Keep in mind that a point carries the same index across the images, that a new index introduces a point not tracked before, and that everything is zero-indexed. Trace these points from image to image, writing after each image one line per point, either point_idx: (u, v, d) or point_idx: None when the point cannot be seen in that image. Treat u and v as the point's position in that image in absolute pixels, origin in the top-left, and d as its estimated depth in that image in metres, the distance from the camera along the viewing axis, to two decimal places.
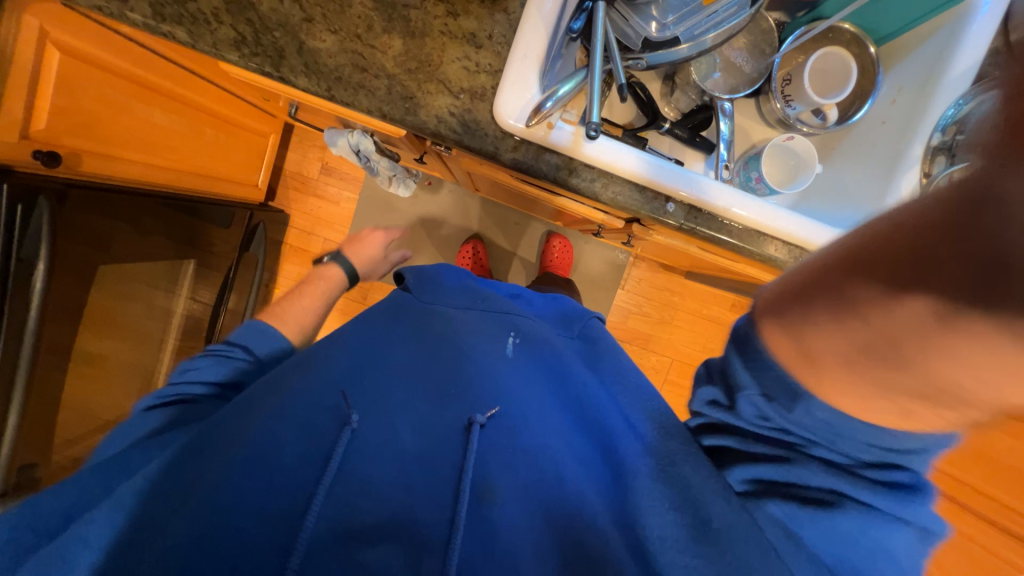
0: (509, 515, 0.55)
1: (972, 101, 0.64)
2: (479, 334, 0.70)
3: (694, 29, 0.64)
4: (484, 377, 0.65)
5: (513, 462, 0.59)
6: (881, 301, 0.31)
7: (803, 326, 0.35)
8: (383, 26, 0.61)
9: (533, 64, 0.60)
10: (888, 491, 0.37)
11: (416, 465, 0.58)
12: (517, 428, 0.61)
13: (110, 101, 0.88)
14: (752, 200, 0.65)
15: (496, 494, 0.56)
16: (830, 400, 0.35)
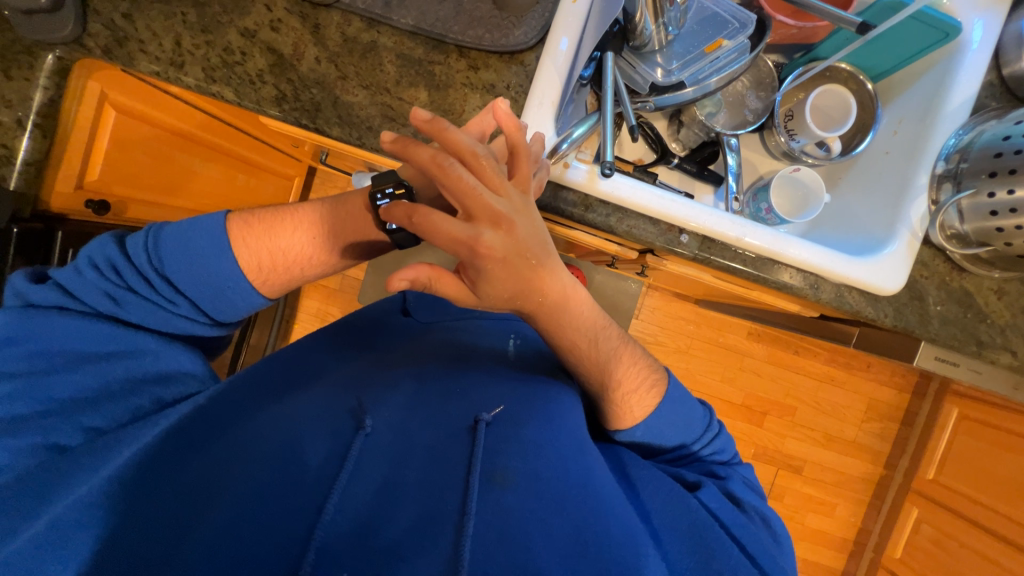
0: (520, 513, 0.53)
1: (971, 132, 0.67)
2: (498, 361, 0.71)
3: (698, 73, 0.69)
4: (487, 387, 0.65)
5: (522, 451, 0.58)
6: (603, 358, 0.63)
7: (582, 368, 0.63)
8: (410, 80, 0.66)
9: (548, 110, 0.65)
10: (711, 463, 0.69)
11: (423, 471, 0.55)
12: (538, 442, 0.59)
13: (156, 152, 0.97)
14: (764, 230, 0.67)
15: (506, 484, 0.54)
16: (622, 407, 0.66)
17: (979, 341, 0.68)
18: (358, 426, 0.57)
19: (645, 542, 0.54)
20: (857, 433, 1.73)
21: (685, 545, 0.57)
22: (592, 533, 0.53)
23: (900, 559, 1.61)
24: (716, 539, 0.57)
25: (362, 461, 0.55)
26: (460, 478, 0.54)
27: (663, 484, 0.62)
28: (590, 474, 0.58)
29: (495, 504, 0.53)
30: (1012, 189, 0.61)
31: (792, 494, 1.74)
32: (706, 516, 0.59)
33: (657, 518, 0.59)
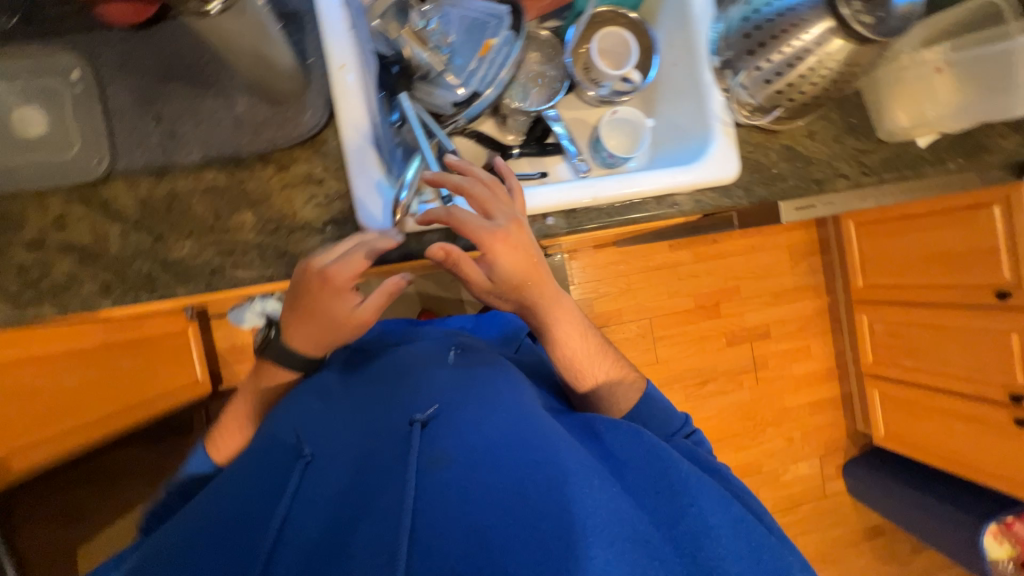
0: (464, 487, 0.53)
1: (723, 21, 0.73)
2: (428, 364, 0.72)
3: (485, 76, 0.70)
4: (425, 387, 0.66)
5: (464, 430, 0.59)
6: (586, 345, 0.72)
7: (563, 359, 0.71)
8: (229, 208, 0.64)
9: (373, 169, 0.66)
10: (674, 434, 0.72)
11: (368, 486, 0.56)
12: (479, 419, 0.60)
13: (35, 388, 0.86)
14: (611, 180, 0.73)
15: (441, 461, 0.55)
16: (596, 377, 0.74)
17: (816, 182, 0.79)
18: (304, 455, 0.62)
19: (598, 479, 0.53)
20: (793, 280, 1.90)
21: (655, 488, 0.57)
22: (537, 495, 0.51)
23: (874, 361, 1.75)
24: (674, 481, 0.57)
25: (312, 497, 0.58)
26: (402, 488, 0.54)
27: (627, 436, 0.63)
28: (530, 433, 0.58)
29: (436, 484, 0.53)
30: (770, 57, 0.67)
31: (772, 356, 1.90)
32: (664, 460, 0.60)
33: (621, 463, 0.60)
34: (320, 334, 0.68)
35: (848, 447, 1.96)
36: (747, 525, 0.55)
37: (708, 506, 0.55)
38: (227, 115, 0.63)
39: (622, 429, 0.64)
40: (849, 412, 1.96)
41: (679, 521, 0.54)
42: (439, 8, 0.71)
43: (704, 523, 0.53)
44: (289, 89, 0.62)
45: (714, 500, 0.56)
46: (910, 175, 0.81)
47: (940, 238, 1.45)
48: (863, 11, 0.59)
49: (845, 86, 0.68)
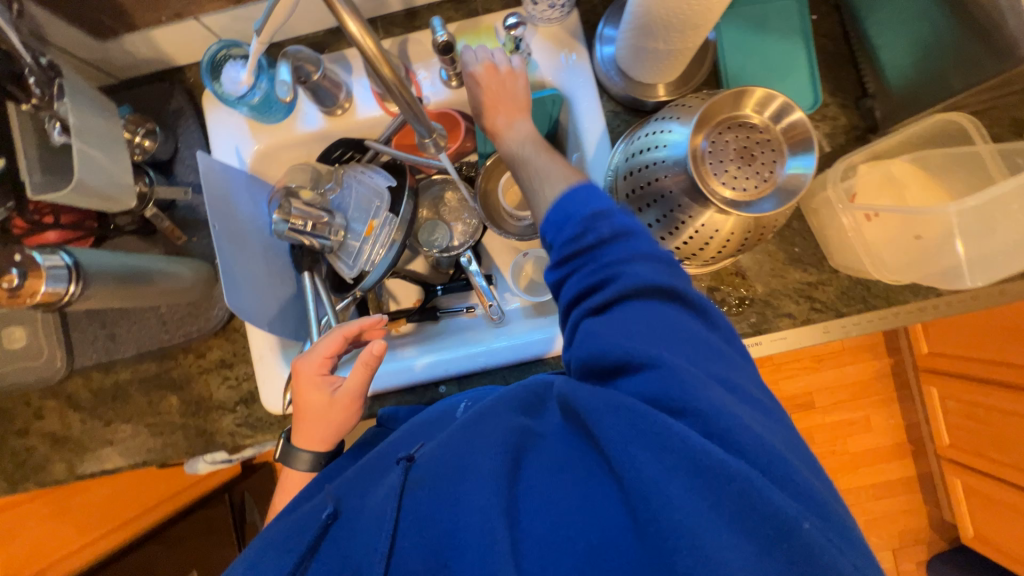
0: (433, 511, 0.40)
1: (614, 168, 0.66)
2: (423, 425, 0.58)
3: (371, 253, 0.74)
4: (424, 433, 0.56)
5: (450, 456, 0.43)
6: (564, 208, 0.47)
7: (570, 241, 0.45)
8: (158, 394, 0.74)
9: (271, 355, 0.71)
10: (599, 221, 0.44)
11: (366, 523, 0.45)
12: (468, 434, 0.44)
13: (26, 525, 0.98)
14: (501, 346, 0.72)
15: (420, 482, 0.43)
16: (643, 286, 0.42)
17: (752, 324, 0.69)
18: (324, 514, 0.49)
19: (566, 481, 0.38)
20: (842, 341, 1.55)
21: (653, 448, 0.35)
22: (476, 496, 0.38)
23: (951, 445, 1.44)
24: (676, 431, 0.35)
25: (325, 548, 0.46)
26: (379, 519, 0.43)
27: (590, 394, 0.39)
28: (476, 440, 0.42)
29: (410, 509, 0.41)
30: (659, 216, 0.59)
31: (820, 430, 1.58)
32: (704, 388, 0.37)
33: (606, 427, 0.37)
34: (328, 427, 0.62)
35: (935, 540, 1.57)
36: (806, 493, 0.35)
37: (702, 505, 0.32)
38: (153, 316, 0.72)
39: (582, 391, 0.40)
40: (933, 498, 1.56)
41: (726, 492, 0.33)
42: (342, 183, 0.76)
43: (691, 516, 0.32)
44: (196, 293, 0.70)
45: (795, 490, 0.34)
46: (880, 307, 0.67)
47: (1022, 307, 1.14)
48: (742, 176, 0.54)
49: (743, 250, 0.60)
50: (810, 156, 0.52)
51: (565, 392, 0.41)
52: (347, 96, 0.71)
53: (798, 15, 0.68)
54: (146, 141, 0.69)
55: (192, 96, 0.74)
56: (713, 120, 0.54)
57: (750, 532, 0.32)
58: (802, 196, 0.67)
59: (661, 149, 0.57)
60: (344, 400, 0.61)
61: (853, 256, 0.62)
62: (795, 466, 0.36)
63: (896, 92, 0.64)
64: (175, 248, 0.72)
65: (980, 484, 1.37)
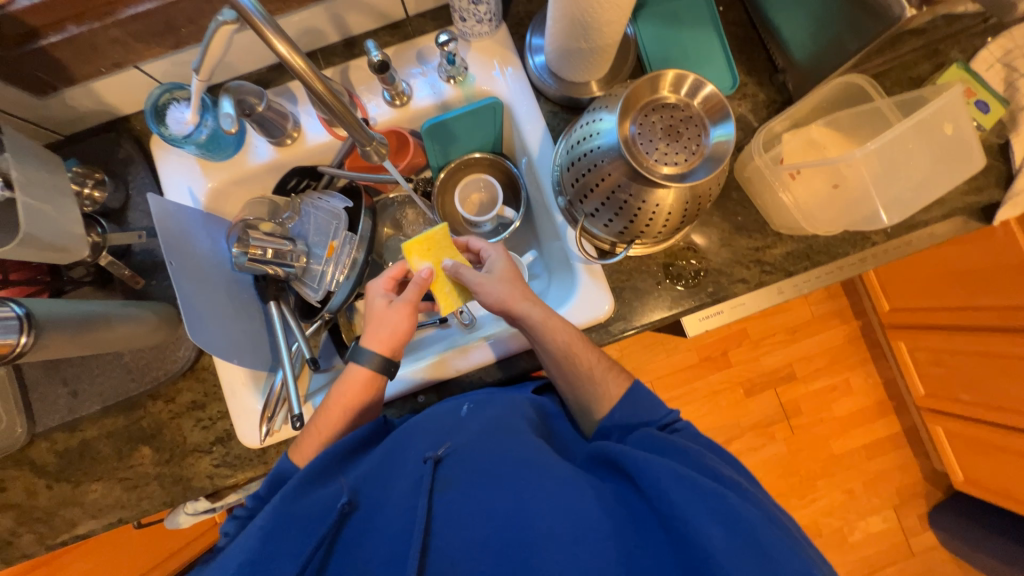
0: (483, 517, 0.47)
1: (558, 163, 0.70)
2: (433, 418, 0.61)
3: (337, 274, 0.75)
4: (435, 427, 0.59)
5: (495, 476, 0.50)
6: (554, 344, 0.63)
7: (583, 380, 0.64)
8: (129, 446, 0.71)
9: (244, 389, 0.71)
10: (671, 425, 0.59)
11: (396, 512, 0.50)
12: (515, 464, 0.51)
13: None
14: (475, 347, 0.73)
15: (450, 485, 0.51)
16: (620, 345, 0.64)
17: (710, 293, 0.72)
18: (340, 502, 0.52)
19: (609, 512, 0.47)
20: (811, 310, 1.61)
21: (722, 525, 0.42)
22: (532, 525, 0.45)
23: (927, 395, 1.50)
24: (742, 515, 0.43)
25: (345, 541, 0.50)
26: (412, 513, 0.49)
27: (643, 457, 0.49)
28: (527, 468, 0.51)
29: (443, 509, 0.49)
30: (603, 200, 0.63)
31: (806, 400, 1.61)
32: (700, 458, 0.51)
33: (668, 485, 0.45)
34: (391, 330, 0.65)
35: (931, 492, 1.60)
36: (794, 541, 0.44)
37: (715, 529, 0.42)
38: (115, 365, 0.70)
39: (635, 455, 0.49)
40: (921, 450, 1.61)
41: (746, 533, 0.42)
42: (299, 212, 0.77)
43: (713, 540, 0.41)
44: (159, 336, 0.69)
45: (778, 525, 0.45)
46: (824, 262, 0.72)
47: (963, 253, 1.22)
48: (672, 151, 0.57)
49: (687, 221, 0.64)
50: (730, 123, 0.56)
51: (616, 451, 0.51)
52: (295, 126, 0.73)
53: (706, 6, 0.74)
54: (95, 191, 0.70)
55: (140, 143, 0.75)
56: (638, 104, 0.58)
57: (755, 559, 0.41)
58: (735, 167, 0.71)
59: (596, 136, 0.61)
60: (405, 306, 0.65)
61: (790, 217, 0.67)
62: (761, 496, 0.49)
63: (802, 64, 0.70)
64: (134, 293, 0.71)
65: (960, 428, 1.43)
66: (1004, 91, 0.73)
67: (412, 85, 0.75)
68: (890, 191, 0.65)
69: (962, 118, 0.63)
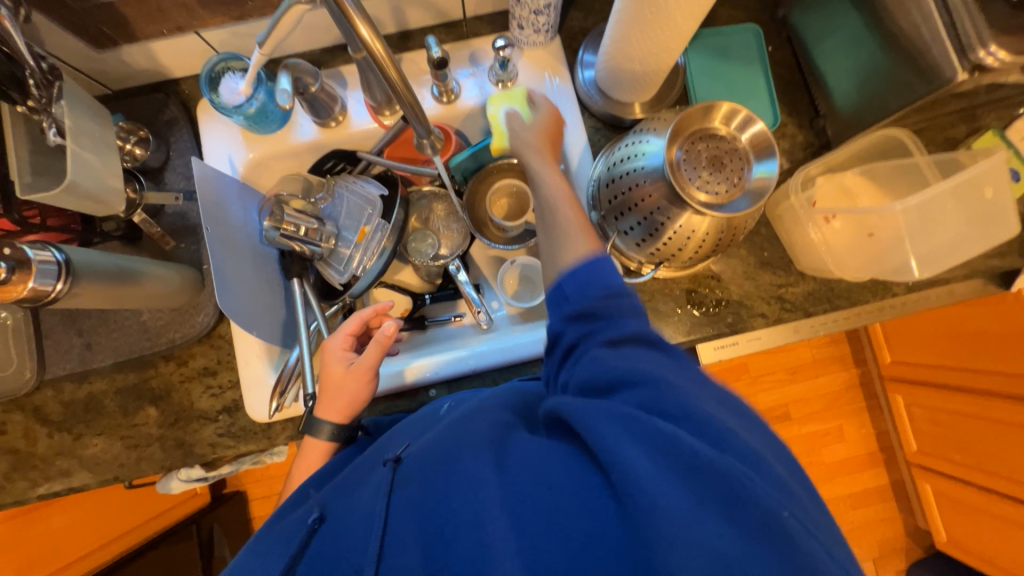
0: (426, 505, 0.40)
1: (596, 178, 0.71)
2: (408, 429, 0.57)
3: (363, 259, 0.76)
4: (410, 434, 0.56)
5: (442, 456, 0.43)
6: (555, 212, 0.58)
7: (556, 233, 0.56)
8: (135, 404, 0.71)
9: (258, 361, 0.71)
10: (622, 293, 0.49)
11: (352, 523, 0.45)
12: (462, 439, 0.44)
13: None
14: (493, 349, 0.74)
15: (409, 481, 0.44)
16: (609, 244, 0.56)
17: (729, 324, 0.73)
18: (311, 518, 0.49)
19: (559, 477, 0.38)
20: (813, 353, 1.62)
21: (650, 451, 0.36)
22: (466, 499, 0.39)
23: (919, 451, 1.50)
24: (667, 430, 0.37)
25: (311, 552, 0.45)
26: (369, 517, 0.43)
27: (576, 401, 0.41)
28: (475, 438, 0.43)
29: (395, 509, 0.42)
30: (638, 220, 0.63)
31: (797, 441, 1.61)
32: (658, 392, 0.41)
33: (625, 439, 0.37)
34: (344, 399, 0.63)
35: (911, 548, 1.60)
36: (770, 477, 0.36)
37: (690, 494, 0.34)
38: (134, 323, 0.71)
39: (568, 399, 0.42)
40: (906, 505, 1.61)
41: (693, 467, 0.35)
42: (333, 193, 0.78)
43: (685, 501, 0.33)
44: (182, 299, 0.69)
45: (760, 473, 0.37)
46: (844, 307, 0.73)
47: (971, 314, 1.24)
48: (714, 181, 0.59)
49: (718, 251, 0.65)
50: (773, 161, 0.58)
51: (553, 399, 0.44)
52: (342, 110, 0.74)
53: (757, 45, 0.76)
54: (137, 148, 0.72)
55: (186, 107, 0.76)
56: (686, 132, 0.59)
57: (705, 491, 0.34)
58: (768, 204, 0.72)
59: (640, 157, 0.62)
60: (359, 374, 0.63)
61: (818, 258, 0.68)
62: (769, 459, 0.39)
63: (845, 112, 0.71)
64: (162, 254, 0.72)
65: (948, 488, 1.43)
66: None
67: (461, 84, 0.76)
68: (923, 245, 0.65)
69: (1003, 182, 0.65)
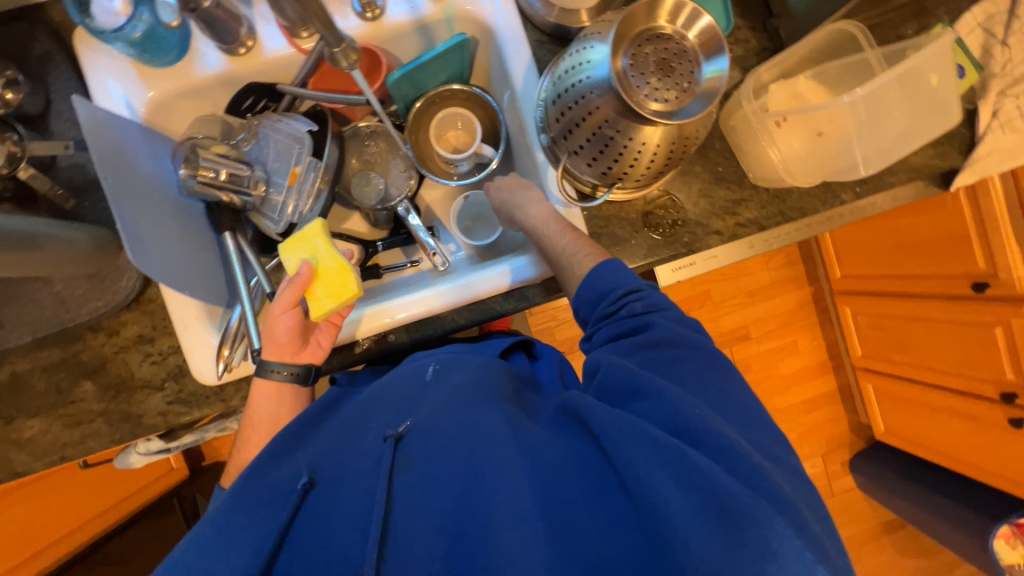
0: (437, 491, 0.48)
1: (541, 97, 0.66)
2: (395, 395, 0.60)
3: (299, 203, 0.70)
4: (397, 406, 0.58)
5: (455, 452, 0.50)
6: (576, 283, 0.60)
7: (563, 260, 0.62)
8: (68, 381, 0.66)
9: (197, 323, 0.66)
10: (628, 297, 0.55)
11: (354, 492, 0.50)
12: (476, 439, 0.51)
13: None
14: (448, 288, 0.70)
15: (412, 464, 0.50)
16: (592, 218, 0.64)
17: (685, 244, 0.72)
18: (301, 482, 0.52)
19: (566, 477, 0.47)
20: (770, 275, 1.69)
21: (684, 487, 0.41)
22: (490, 501, 0.46)
23: (863, 355, 1.62)
24: (702, 467, 0.41)
25: (306, 518, 0.50)
26: (372, 499, 0.48)
27: (604, 411, 0.47)
28: (488, 438, 0.50)
29: (401, 488, 0.49)
30: (586, 136, 0.60)
31: (756, 358, 1.71)
32: (667, 412, 0.46)
33: (632, 452, 0.44)
34: (279, 337, 0.61)
35: (854, 441, 1.79)
36: (780, 507, 0.41)
37: (677, 498, 0.41)
38: (47, 293, 0.64)
39: (596, 411, 0.48)
40: (851, 405, 1.77)
41: (723, 506, 0.40)
42: (257, 135, 0.70)
43: (673, 505, 0.41)
44: (97, 262, 0.63)
45: (769, 498, 0.41)
46: (796, 218, 0.73)
47: (915, 224, 1.29)
48: (663, 88, 0.55)
49: (671, 165, 0.63)
50: (724, 58, 0.54)
51: (578, 404, 0.50)
52: (249, 32, 0.65)
53: None
54: (8, 91, 0.60)
55: (60, 39, 0.64)
56: (631, 34, 0.55)
57: (722, 523, 0.40)
58: (721, 115, 0.70)
59: (586, 66, 0.57)
60: (278, 308, 0.61)
61: (770, 169, 0.67)
62: (773, 474, 0.43)
63: (797, 10, 0.68)
64: (62, 214, 0.63)
65: (888, 385, 1.57)
66: (977, 56, 0.74)
67: None
68: (869, 143, 0.66)
69: (948, 70, 0.65)
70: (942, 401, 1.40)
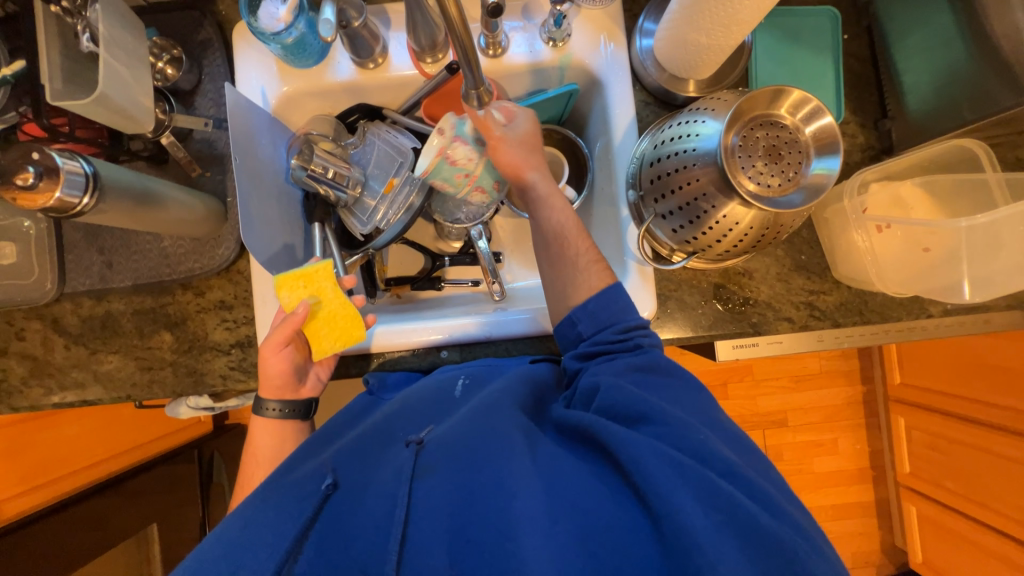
0: (460, 502, 0.43)
1: (639, 157, 0.68)
2: (416, 404, 0.58)
3: (390, 210, 0.74)
4: (420, 413, 0.56)
5: (475, 456, 0.46)
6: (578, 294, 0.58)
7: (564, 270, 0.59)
8: (151, 327, 0.72)
9: (274, 302, 0.70)
10: (636, 330, 0.55)
11: (376, 497, 0.46)
12: (496, 446, 0.47)
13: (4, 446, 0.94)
14: (509, 321, 0.71)
15: (434, 469, 0.46)
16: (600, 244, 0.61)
17: (753, 324, 0.70)
18: (325, 484, 0.49)
19: (592, 491, 0.43)
20: (821, 364, 1.60)
21: (704, 504, 0.38)
22: (512, 507, 0.42)
23: (911, 473, 1.50)
24: (725, 486, 0.39)
25: (327, 519, 0.46)
26: (391, 502, 0.45)
27: (621, 431, 0.43)
28: (507, 444, 0.47)
29: (421, 498, 0.44)
30: (678, 203, 0.61)
31: (790, 448, 1.61)
32: (694, 436, 0.43)
33: (663, 473, 0.40)
34: (271, 376, 0.62)
35: (883, 563, 1.64)
36: (789, 526, 0.39)
37: (719, 532, 0.37)
38: (155, 248, 0.70)
39: (612, 426, 0.44)
40: (886, 523, 1.63)
41: (739, 518, 0.38)
42: (364, 139, 0.75)
43: (703, 526, 0.37)
44: (204, 229, 0.68)
45: (802, 535, 0.39)
46: (875, 321, 0.70)
47: (996, 346, 1.20)
48: (768, 173, 0.55)
49: (758, 246, 0.62)
50: (836, 158, 0.54)
51: (591, 424, 0.46)
52: (382, 51, 0.71)
53: (831, 31, 0.71)
54: (168, 67, 0.69)
55: (221, 29, 0.72)
56: (746, 116, 0.56)
57: (759, 556, 0.37)
58: (816, 205, 0.69)
59: (693, 138, 0.58)
60: (271, 348, 0.60)
61: (860, 269, 0.65)
62: (785, 502, 0.42)
63: (915, 117, 0.67)
64: (187, 180, 0.71)
65: (933, 512, 1.44)
66: None
67: (510, 38, 0.72)
68: (979, 267, 0.61)
69: None
70: (996, 545, 1.28)
